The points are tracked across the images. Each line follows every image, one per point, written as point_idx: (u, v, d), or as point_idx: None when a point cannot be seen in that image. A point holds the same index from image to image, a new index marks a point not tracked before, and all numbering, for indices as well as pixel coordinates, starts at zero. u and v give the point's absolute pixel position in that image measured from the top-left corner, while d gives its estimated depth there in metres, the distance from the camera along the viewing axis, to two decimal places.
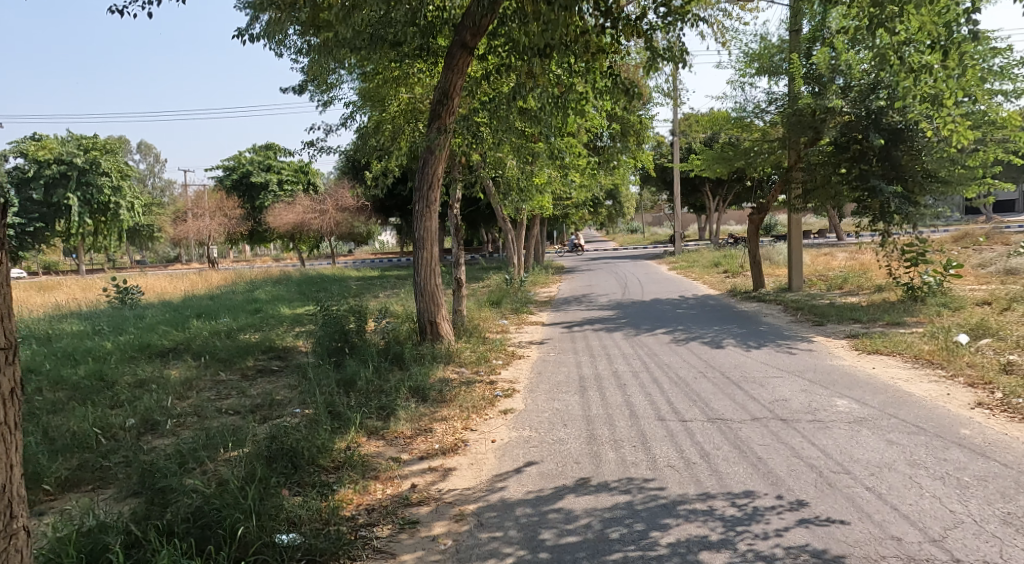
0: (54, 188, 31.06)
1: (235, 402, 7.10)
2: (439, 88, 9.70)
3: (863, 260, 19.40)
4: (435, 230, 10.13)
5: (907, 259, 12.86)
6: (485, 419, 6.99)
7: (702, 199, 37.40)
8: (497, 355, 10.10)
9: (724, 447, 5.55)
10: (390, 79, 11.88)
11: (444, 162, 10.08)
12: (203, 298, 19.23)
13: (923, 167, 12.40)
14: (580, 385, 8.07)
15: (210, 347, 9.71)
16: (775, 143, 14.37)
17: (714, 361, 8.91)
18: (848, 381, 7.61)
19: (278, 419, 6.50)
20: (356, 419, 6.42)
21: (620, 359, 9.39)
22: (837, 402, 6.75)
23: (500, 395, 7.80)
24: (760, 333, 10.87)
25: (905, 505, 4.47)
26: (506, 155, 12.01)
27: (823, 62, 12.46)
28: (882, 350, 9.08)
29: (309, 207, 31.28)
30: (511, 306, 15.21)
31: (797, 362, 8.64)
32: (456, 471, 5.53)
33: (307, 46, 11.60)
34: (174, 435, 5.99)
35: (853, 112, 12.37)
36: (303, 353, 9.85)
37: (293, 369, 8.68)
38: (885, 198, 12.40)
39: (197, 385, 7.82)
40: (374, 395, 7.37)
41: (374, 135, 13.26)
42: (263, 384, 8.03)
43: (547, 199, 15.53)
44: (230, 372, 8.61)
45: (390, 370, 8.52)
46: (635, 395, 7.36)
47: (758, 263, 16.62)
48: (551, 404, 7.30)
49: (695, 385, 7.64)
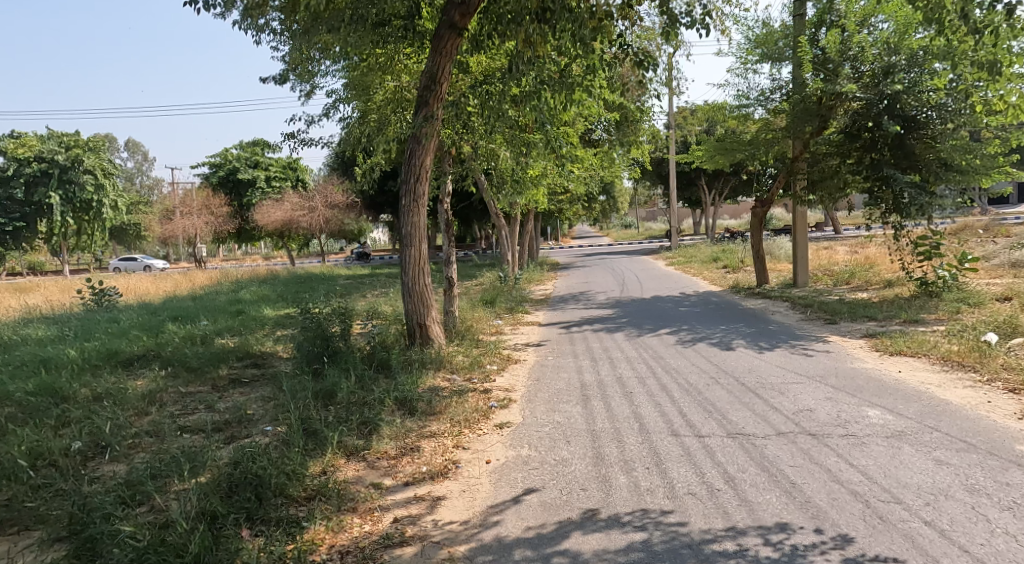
0: (35, 186, 30.40)
1: (202, 419, 6.45)
2: (426, 72, 9.02)
3: (869, 254, 18.70)
4: (423, 227, 9.44)
5: (921, 253, 12.19)
6: (479, 434, 6.32)
7: (698, 192, 36.74)
8: (491, 360, 9.39)
9: (750, 469, 4.86)
10: (375, 66, 11.30)
11: (432, 153, 9.40)
12: (186, 300, 18.39)
13: (938, 156, 11.64)
14: (582, 393, 7.40)
15: (181, 355, 9.05)
16: (777, 134, 13.73)
17: (725, 365, 8.24)
18: (875, 387, 6.93)
19: (246, 440, 5.83)
20: (333, 438, 5.73)
21: (623, 363, 8.72)
22: (867, 412, 6.08)
23: (495, 406, 7.11)
24: (770, 333, 10.19)
25: (976, 546, 3.85)
26: (499, 146, 11.30)
27: (832, 45, 11.80)
28: (905, 351, 8.42)
29: (297, 204, 30.24)
30: (506, 305, 14.52)
31: (816, 366, 7.98)
32: (446, 501, 4.84)
33: (287, 31, 10.98)
34: (126, 461, 5.36)
35: (866, 98, 11.67)
36: (282, 360, 9.18)
37: (268, 380, 8.00)
38: (899, 187, 11.65)
39: (160, 400, 7.17)
40: (356, 409, 6.69)
41: (357, 127, 12.56)
42: (236, 396, 7.36)
43: (542, 193, 14.80)
44: (201, 384, 7.95)
45: (375, 379, 7.84)
46: (644, 406, 6.68)
47: (761, 258, 15.98)
48: (552, 417, 6.61)
49: (708, 394, 6.96)
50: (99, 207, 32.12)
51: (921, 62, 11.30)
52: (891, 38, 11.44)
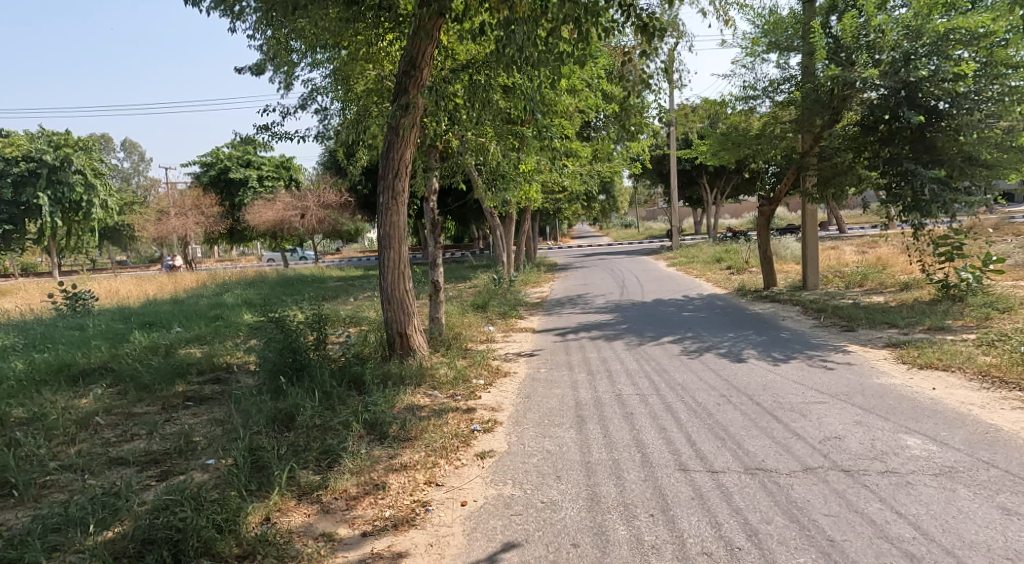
0: (23, 186, 29.29)
1: (139, 448, 5.65)
2: (406, 56, 8.31)
3: (880, 254, 17.83)
4: (404, 226, 8.61)
5: (942, 253, 11.33)
6: (457, 466, 5.49)
7: (700, 191, 35.70)
8: (478, 372, 8.53)
9: (776, 520, 4.12)
10: (356, 54, 10.55)
11: (412, 146, 8.60)
12: (167, 305, 17.44)
13: (962, 149, 10.75)
14: (577, 414, 6.55)
15: (135, 371, 8.19)
16: (787, 128, 12.90)
17: (737, 381, 7.36)
18: (911, 408, 6.07)
19: (180, 478, 5.02)
20: (282, 474, 4.94)
21: (623, 378, 7.87)
22: (907, 440, 5.22)
23: (477, 429, 6.27)
24: (784, 342, 9.37)
25: None
26: (489, 139, 10.44)
27: (847, 30, 11.00)
28: (936, 364, 7.53)
29: (289, 204, 29.18)
30: (498, 310, 13.65)
31: (839, 382, 7.12)
32: (407, 560, 4.17)
33: (256, 11, 10.05)
34: (34, 507, 4.62)
35: (885, 86, 10.69)
36: (247, 374, 8.33)
37: (225, 399, 7.15)
38: (921, 183, 10.82)
39: (97, 423, 6.35)
40: (318, 435, 5.88)
41: (339, 121, 11.72)
42: (185, 419, 6.51)
43: (534, 190, 13.57)
44: (150, 404, 7.11)
45: (345, 398, 7.02)
46: (646, 431, 5.84)
47: (769, 259, 15.11)
48: (541, 446, 5.74)
49: (719, 416, 6.11)
50: (89, 207, 31.13)
51: (944, 48, 10.40)
52: (913, 22, 10.56)
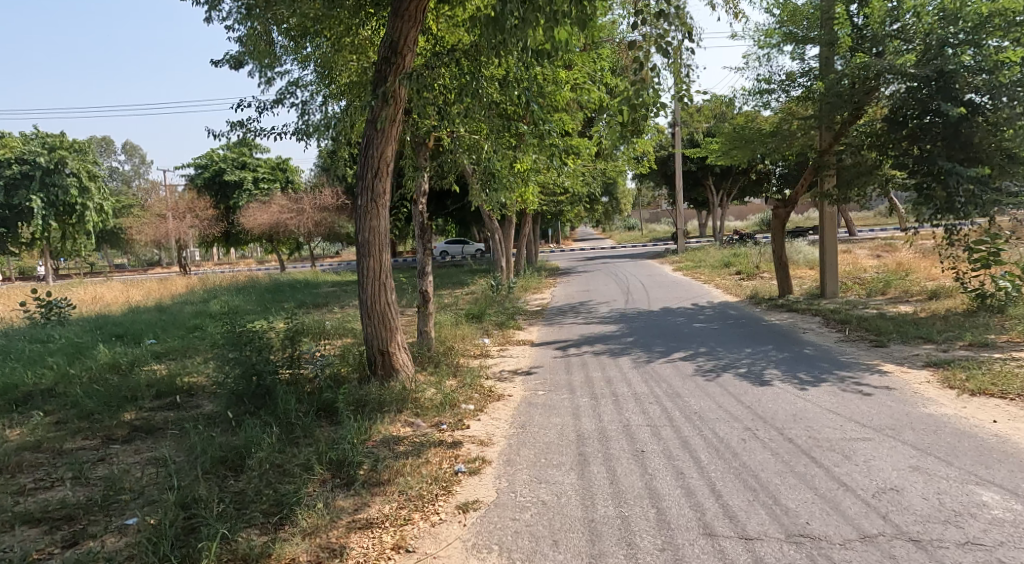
0: (15, 189, 28.14)
1: (54, 498, 4.75)
2: (385, 42, 7.37)
3: (900, 258, 16.81)
4: (384, 231, 7.68)
5: (977, 259, 10.37)
6: (436, 522, 4.55)
7: (705, 192, 34.59)
8: (468, 396, 7.56)
9: None
10: (338, 42, 9.59)
11: (394, 141, 7.67)
12: (151, 313, 16.42)
13: (1001, 146, 9.76)
14: (577, 451, 5.60)
15: (81, 396, 7.24)
16: (805, 124, 11.96)
17: (761, 410, 6.39)
18: (977, 446, 5.14)
19: (93, 544, 4.14)
20: (214, 540, 4.07)
21: (632, 404, 6.91)
22: (982, 493, 4.35)
23: (461, 471, 5.32)
24: (809, 360, 8.41)
25: None
26: (483, 135, 9.58)
27: (874, 13, 10.11)
28: (991, 389, 6.56)
29: (284, 206, 28.23)
30: (496, 320, 12.69)
31: (881, 411, 6.18)
32: None
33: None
34: None
35: (919, 76, 9.67)
36: (208, 398, 7.38)
37: (175, 431, 6.22)
38: (959, 183, 9.72)
39: (15, 466, 5.42)
40: (269, 479, 4.95)
41: (321, 117, 10.78)
42: (122, 458, 5.59)
43: (531, 192, 12.67)
44: (89, 436, 6.18)
45: (310, 430, 6.07)
46: (661, 475, 4.93)
47: (784, 263, 14.10)
48: (535, 495, 4.79)
49: (746, 456, 5.18)
50: (83, 211, 30.09)
51: (981, 35, 9.46)
52: (949, 4, 9.60)
